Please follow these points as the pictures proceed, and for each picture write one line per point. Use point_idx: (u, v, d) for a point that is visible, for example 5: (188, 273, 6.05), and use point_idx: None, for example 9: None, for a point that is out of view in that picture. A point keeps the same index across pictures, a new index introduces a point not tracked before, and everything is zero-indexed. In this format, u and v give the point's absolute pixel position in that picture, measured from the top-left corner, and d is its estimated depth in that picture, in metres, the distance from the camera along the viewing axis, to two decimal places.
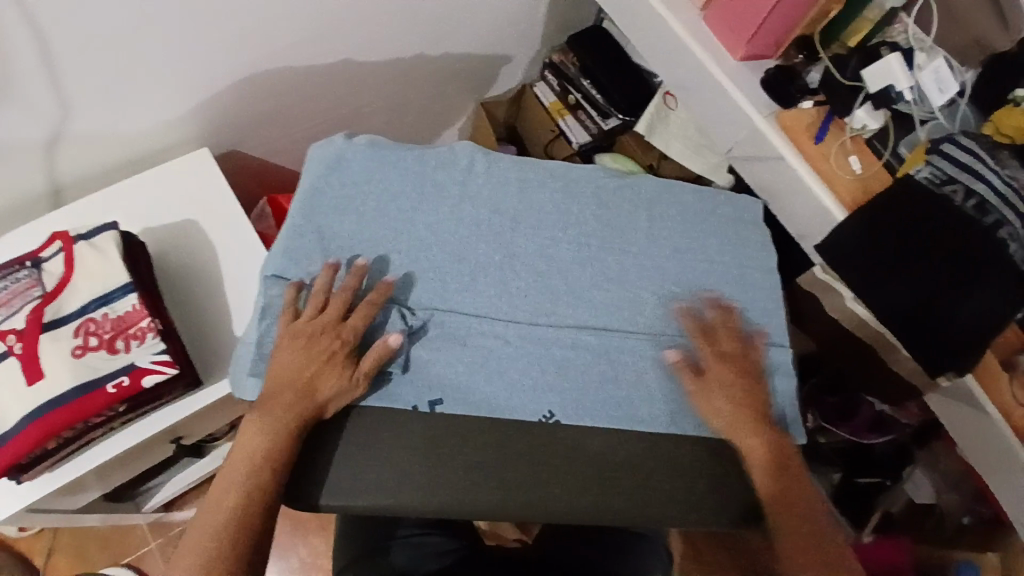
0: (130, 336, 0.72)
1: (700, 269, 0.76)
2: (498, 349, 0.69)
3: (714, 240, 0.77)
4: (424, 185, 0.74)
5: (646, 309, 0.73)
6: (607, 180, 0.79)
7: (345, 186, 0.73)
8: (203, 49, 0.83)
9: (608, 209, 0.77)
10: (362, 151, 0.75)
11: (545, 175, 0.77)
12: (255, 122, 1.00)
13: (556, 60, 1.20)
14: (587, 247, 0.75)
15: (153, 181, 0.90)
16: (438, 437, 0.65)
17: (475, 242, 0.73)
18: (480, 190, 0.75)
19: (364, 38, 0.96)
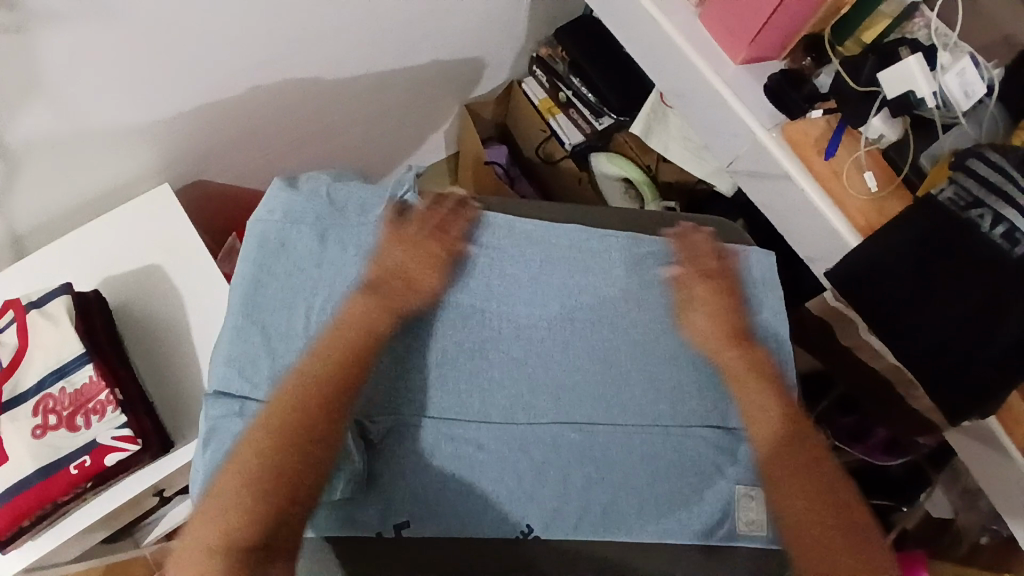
0: (89, 411, 0.69)
1: (691, 340, 0.71)
2: (470, 456, 0.64)
3: (703, 289, 0.73)
4: (381, 267, 0.69)
5: (629, 393, 0.68)
6: (584, 240, 0.73)
7: (292, 274, 0.68)
8: (147, 86, 0.77)
9: (590, 275, 0.72)
10: (307, 231, 0.69)
11: (518, 241, 0.72)
12: (219, 150, 0.94)
13: (543, 55, 1.10)
14: (561, 325, 0.70)
15: (114, 226, 0.85)
16: (412, 549, 0.61)
17: (441, 330, 0.68)
18: (446, 268, 0.70)
19: (322, 56, 0.89)
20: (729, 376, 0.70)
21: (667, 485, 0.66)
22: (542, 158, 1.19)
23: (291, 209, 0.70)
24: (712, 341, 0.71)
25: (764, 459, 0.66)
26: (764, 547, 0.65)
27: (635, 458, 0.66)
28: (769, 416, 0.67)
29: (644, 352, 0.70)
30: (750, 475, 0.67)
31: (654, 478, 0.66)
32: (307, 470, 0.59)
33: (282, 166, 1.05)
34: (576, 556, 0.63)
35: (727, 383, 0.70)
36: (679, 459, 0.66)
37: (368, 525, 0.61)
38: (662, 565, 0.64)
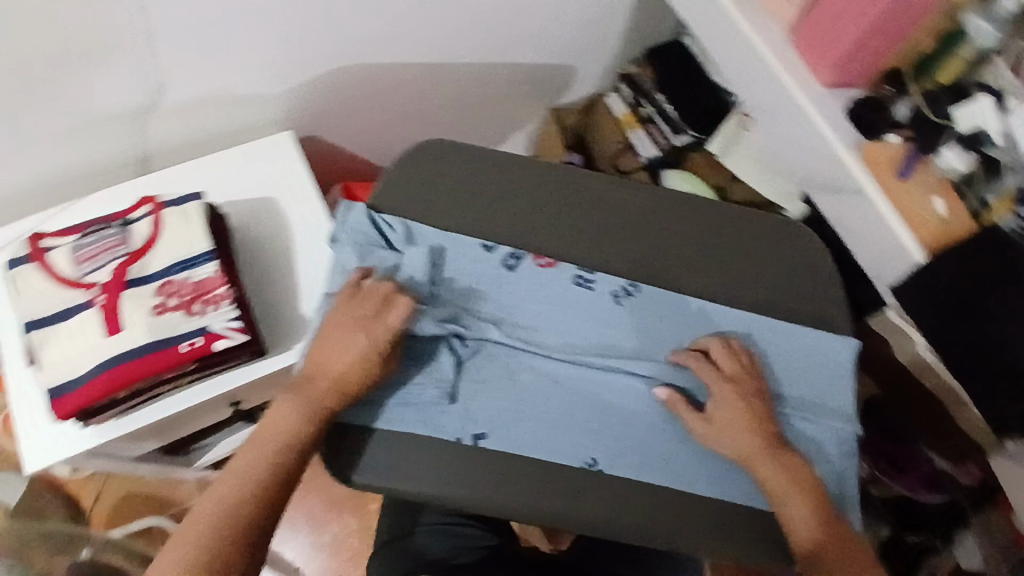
0: (206, 301, 0.76)
1: (758, 321, 0.76)
2: (546, 388, 0.70)
3: (770, 282, 0.79)
4: (488, 215, 0.77)
5: (696, 354, 0.73)
6: (668, 211, 0.80)
7: (411, 210, 0.77)
8: (296, 37, 0.86)
9: (671, 248, 0.79)
10: (429, 171, 0.79)
11: (608, 204, 0.80)
12: (339, 111, 1.02)
13: (632, 73, 1.20)
14: (643, 295, 0.75)
15: (236, 157, 0.94)
16: (483, 459, 0.67)
17: (532, 277, 0.74)
18: (542, 220, 0.78)
19: (444, 40, 0.98)
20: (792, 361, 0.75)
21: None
22: (614, 169, 1.23)
23: (418, 153, 0.80)
24: (778, 326, 0.77)
25: (803, 557, 0.65)
26: None
27: (699, 417, 0.70)
28: (806, 524, 0.65)
29: (715, 326, 0.75)
30: (803, 452, 0.72)
31: (716, 437, 0.70)
32: (267, 512, 0.64)
33: (387, 139, 1.13)
34: (636, 491, 0.68)
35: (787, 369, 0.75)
36: None
37: (449, 431, 0.67)
38: (711, 511, 0.68)
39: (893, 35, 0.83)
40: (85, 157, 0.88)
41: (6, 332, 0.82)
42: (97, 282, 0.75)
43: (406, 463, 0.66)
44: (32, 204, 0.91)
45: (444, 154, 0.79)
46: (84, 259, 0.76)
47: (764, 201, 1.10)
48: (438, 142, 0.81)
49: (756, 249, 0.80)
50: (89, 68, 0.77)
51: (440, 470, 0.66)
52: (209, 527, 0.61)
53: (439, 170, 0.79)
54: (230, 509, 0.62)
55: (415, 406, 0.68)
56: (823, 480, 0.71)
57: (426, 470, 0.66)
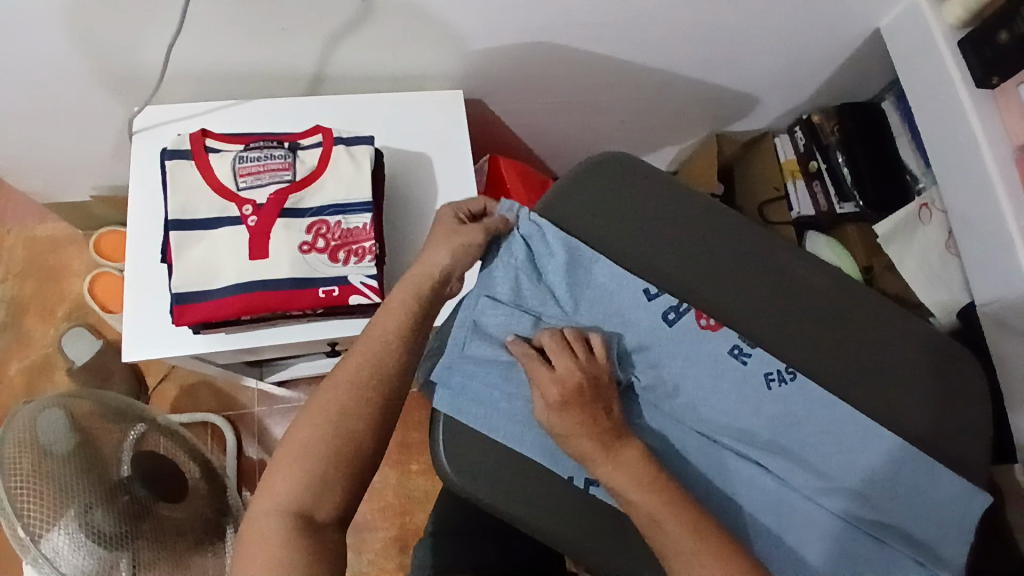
0: (352, 251, 0.74)
1: (900, 449, 0.71)
2: (673, 453, 0.67)
3: (925, 413, 0.73)
4: (656, 258, 0.74)
5: (827, 463, 0.70)
6: (836, 304, 0.75)
7: (584, 228, 0.74)
8: (508, 5, 0.81)
9: (834, 345, 0.74)
10: (608, 191, 0.75)
11: (778, 277, 0.75)
12: (513, 84, 0.97)
13: (815, 120, 1.09)
14: (797, 386, 0.71)
15: (405, 105, 0.91)
16: (585, 504, 0.64)
17: (686, 336, 0.70)
18: (711, 277, 0.74)
19: (646, 39, 0.92)
20: (928, 504, 0.70)
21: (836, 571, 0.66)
22: (759, 215, 1.16)
23: (601, 166, 0.76)
24: (921, 460, 0.71)
25: None
26: None
27: (816, 529, 0.66)
28: None
29: (862, 441, 0.70)
30: None
31: (833, 560, 0.66)
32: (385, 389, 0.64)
33: (544, 120, 1.08)
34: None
35: (921, 509, 0.70)
36: (852, 551, 0.66)
37: (564, 468, 0.64)
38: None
39: None
40: (261, 63, 0.86)
41: (145, 216, 0.82)
42: (252, 201, 0.74)
43: (518, 480, 0.64)
44: (197, 92, 0.90)
45: (623, 179, 0.76)
46: (244, 173, 0.75)
47: (914, 301, 1.02)
48: (620, 159, 0.77)
49: (916, 370, 0.75)
50: None
51: (548, 502, 0.64)
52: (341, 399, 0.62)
53: (614, 193, 0.75)
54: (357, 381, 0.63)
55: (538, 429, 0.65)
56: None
57: (532, 495, 0.64)
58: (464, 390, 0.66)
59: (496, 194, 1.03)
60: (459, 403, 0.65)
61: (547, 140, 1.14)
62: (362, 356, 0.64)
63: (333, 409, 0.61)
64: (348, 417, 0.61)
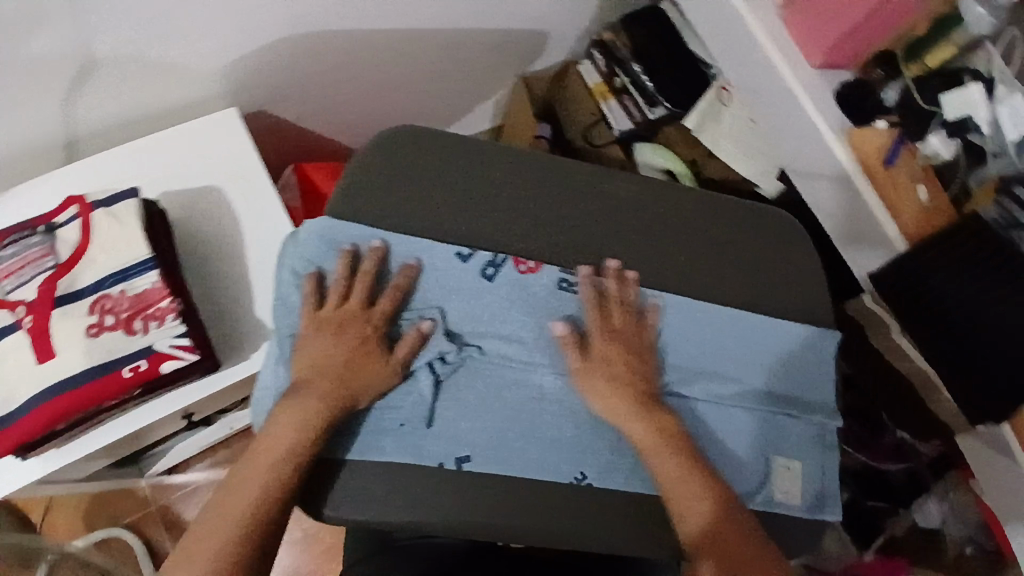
0: (149, 316, 0.68)
1: (740, 320, 0.74)
2: (532, 403, 0.68)
3: (760, 280, 0.77)
4: (464, 218, 0.72)
5: (679, 357, 0.72)
6: (655, 204, 0.77)
7: (379, 212, 0.71)
8: (242, 8, 0.75)
9: (661, 244, 0.76)
10: (397, 166, 0.72)
11: (591, 197, 0.76)
12: (291, 87, 0.92)
13: (606, 39, 1.12)
14: (628, 297, 0.73)
15: (172, 140, 0.82)
16: (462, 478, 0.63)
17: (515, 286, 0.71)
18: (528, 218, 0.74)
19: (409, 2, 0.88)
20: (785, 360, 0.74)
21: (715, 452, 0.69)
22: (585, 142, 1.18)
23: (380, 142, 0.73)
24: (761, 322, 0.74)
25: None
26: (796, 513, 0.69)
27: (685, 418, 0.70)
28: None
29: (700, 326, 0.73)
30: (789, 448, 0.71)
31: (708, 443, 0.69)
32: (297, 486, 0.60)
33: (344, 114, 1.03)
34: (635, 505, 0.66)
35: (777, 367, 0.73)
36: (721, 429, 0.70)
37: (430, 455, 0.64)
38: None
39: (897, 11, 0.77)
40: None
41: None
42: (23, 301, 0.66)
43: (392, 482, 0.62)
44: None
45: (406, 150, 0.73)
46: (3, 274, 0.67)
47: (737, 179, 1.08)
48: (401, 130, 0.74)
49: (741, 241, 0.78)
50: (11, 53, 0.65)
51: (431, 493, 0.62)
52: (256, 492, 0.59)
53: (398, 169, 0.72)
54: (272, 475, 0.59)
55: (394, 429, 0.64)
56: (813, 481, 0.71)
57: (411, 492, 0.62)
58: None
59: (313, 202, 0.98)
60: None
61: (359, 132, 1.09)
62: (263, 466, 0.60)
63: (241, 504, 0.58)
64: (240, 541, 0.57)
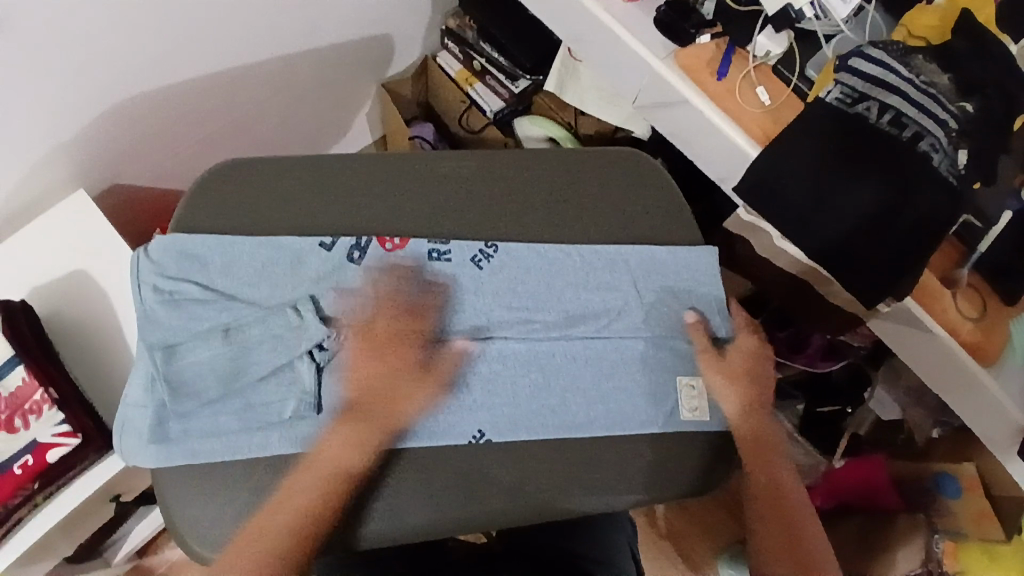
0: (27, 412, 0.69)
1: (615, 256, 0.75)
2: (416, 371, 0.68)
3: (627, 217, 0.77)
4: (317, 218, 0.72)
5: (557, 295, 0.73)
6: (499, 172, 0.76)
7: (237, 224, 0.70)
8: (49, 94, 0.76)
9: (520, 201, 0.75)
10: (240, 183, 0.71)
11: (438, 174, 0.75)
12: (135, 154, 0.92)
13: (451, 26, 1.12)
14: (491, 254, 0.73)
15: (28, 239, 0.82)
16: (357, 472, 0.65)
17: (388, 265, 0.71)
18: (377, 210, 0.73)
19: (224, 43, 0.89)
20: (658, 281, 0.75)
21: (608, 379, 0.71)
22: (465, 128, 1.20)
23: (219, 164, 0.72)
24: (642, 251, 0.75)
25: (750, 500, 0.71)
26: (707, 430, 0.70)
27: (576, 356, 0.71)
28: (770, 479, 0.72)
29: (573, 262, 0.74)
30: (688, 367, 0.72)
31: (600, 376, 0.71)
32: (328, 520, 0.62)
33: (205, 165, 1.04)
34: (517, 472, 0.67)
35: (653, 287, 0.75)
36: (608, 355, 0.72)
37: (324, 442, 0.65)
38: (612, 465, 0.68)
39: None
40: None
41: None
42: None
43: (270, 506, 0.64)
44: None
45: (238, 166, 0.72)
46: None
47: (612, 129, 1.08)
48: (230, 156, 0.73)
49: (599, 182, 0.77)
50: None
51: None
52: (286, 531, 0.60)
53: (238, 179, 0.71)
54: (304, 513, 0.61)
55: (278, 423, 0.65)
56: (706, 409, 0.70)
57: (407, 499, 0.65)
58: (187, 432, 0.64)
59: None
60: (188, 448, 0.64)
61: None
62: (292, 502, 0.61)
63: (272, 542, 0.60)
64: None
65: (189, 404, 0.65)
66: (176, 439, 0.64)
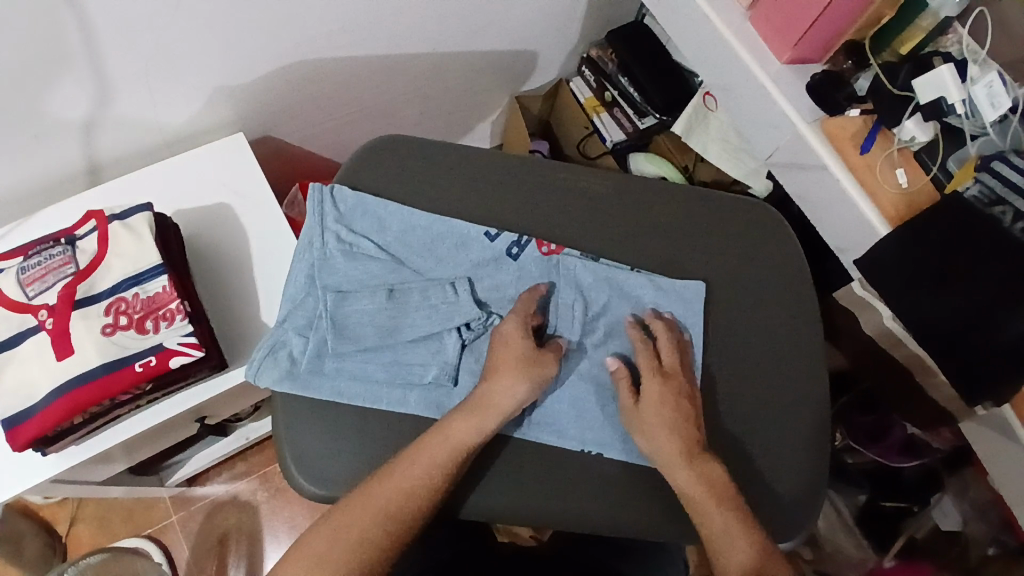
0: (159, 317, 0.74)
1: (741, 300, 0.77)
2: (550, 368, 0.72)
3: (756, 264, 0.78)
4: (481, 209, 0.78)
5: (687, 330, 0.75)
6: (645, 197, 0.80)
7: (416, 198, 0.78)
8: (241, 39, 0.83)
9: (664, 231, 0.79)
10: (422, 162, 0.79)
11: (591, 192, 0.80)
12: (289, 110, 0.99)
13: (593, 55, 1.16)
14: (628, 279, 0.76)
15: (188, 166, 0.89)
16: None
17: (543, 266, 0.76)
18: (534, 214, 0.78)
19: (398, 30, 0.95)
20: (779, 339, 0.76)
21: (723, 416, 0.73)
22: (583, 155, 1.25)
23: (406, 142, 0.80)
24: (777, 303, 0.77)
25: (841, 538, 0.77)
26: (788, 481, 0.71)
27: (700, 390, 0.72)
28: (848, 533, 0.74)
29: (701, 303, 0.76)
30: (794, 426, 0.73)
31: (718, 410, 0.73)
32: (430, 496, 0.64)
33: (343, 134, 1.10)
34: (598, 472, 0.69)
35: (775, 342, 0.76)
36: (730, 396, 0.73)
37: None
38: None
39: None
40: (29, 177, 0.84)
41: None
42: (46, 304, 0.73)
43: (370, 451, 0.68)
44: None
45: (419, 144, 0.80)
46: (30, 281, 0.74)
47: (728, 180, 1.12)
48: (412, 137, 0.80)
49: (737, 228, 0.80)
50: (40, 87, 0.73)
51: None
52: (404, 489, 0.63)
53: (417, 156, 0.79)
54: (424, 476, 0.64)
55: (418, 385, 0.69)
56: (782, 464, 0.72)
57: (523, 488, 0.68)
58: (338, 372, 0.69)
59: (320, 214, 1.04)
60: (335, 386, 0.68)
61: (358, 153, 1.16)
62: (418, 465, 0.64)
63: (390, 491, 0.63)
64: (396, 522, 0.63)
65: (345, 347, 0.70)
66: (326, 375, 0.69)
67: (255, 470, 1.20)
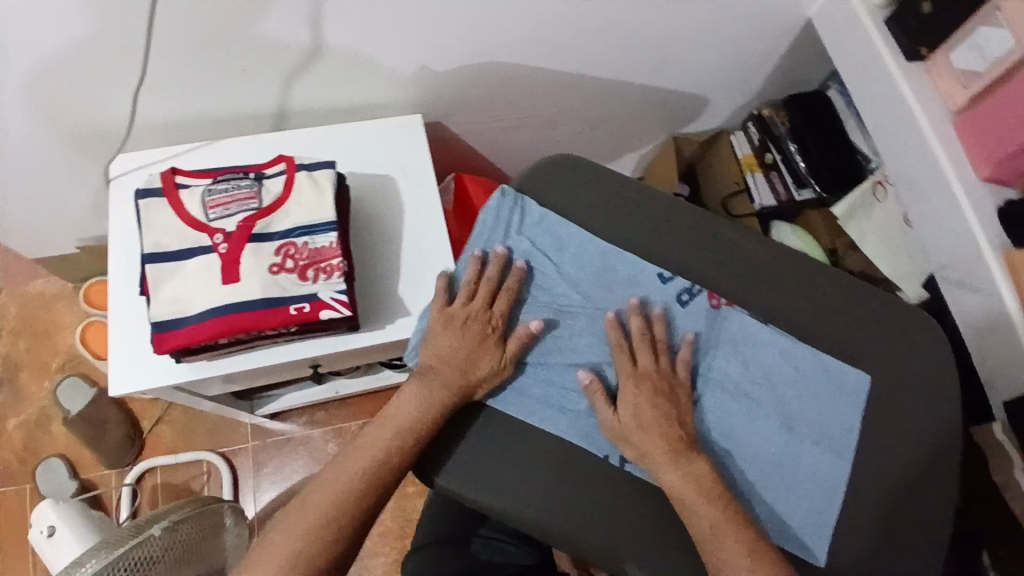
0: (320, 269, 0.78)
1: (881, 411, 0.74)
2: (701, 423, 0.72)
3: (908, 379, 0.75)
4: (660, 250, 0.78)
5: (844, 429, 0.73)
6: (810, 278, 0.78)
7: (599, 224, 0.79)
8: (448, 29, 0.86)
9: (830, 318, 0.76)
10: (612, 190, 0.80)
11: (767, 258, 0.78)
12: (464, 102, 1.02)
13: (764, 114, 1.15)
14: (791, 352, 0.74)
15: (367, 133, 0.94)
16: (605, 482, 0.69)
17: (715, 322, 0.75)
18: (709, 268, 0.78)
19: (588, 53, 0.97)
20: (907, 461, 0.72)
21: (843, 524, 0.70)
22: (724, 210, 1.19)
23: (596, 167, 0.81)
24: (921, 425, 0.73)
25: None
26: None
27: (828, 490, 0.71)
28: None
29: (864, 400, 0.73)
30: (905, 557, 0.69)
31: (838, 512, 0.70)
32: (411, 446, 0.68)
33: (502, 136, 1.13)
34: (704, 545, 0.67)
35: (910, 462, 0.72)
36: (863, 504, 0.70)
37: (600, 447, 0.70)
38: None
39: None
40: (228, 108, 0.90)
41: (124, 260, 0.86)
42: (222, 229, 0.78)
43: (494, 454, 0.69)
44: (166, 140, 0.94)
45: (605, 173, 0.81)
46: (214, 205, 0.79)
47: (878, 276, 1.08)
48: (596, 166, 0.81)
49: (907, 336, 0.76)
50: (268, 33, 0.78)
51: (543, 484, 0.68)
52: (387, 433, 0.68)
53: (605, 186, 0.80)
54: (401, 426, 0.68)
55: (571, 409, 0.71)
56: None
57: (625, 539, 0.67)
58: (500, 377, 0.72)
59: (464, 209, 1.08)
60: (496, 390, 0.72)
61: (508, 154, 1.18)
62: (400, 415, 0.69)
63: (381, 438, 0.68)
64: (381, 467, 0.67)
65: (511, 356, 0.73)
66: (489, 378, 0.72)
67: (330, 423, 1.26)
